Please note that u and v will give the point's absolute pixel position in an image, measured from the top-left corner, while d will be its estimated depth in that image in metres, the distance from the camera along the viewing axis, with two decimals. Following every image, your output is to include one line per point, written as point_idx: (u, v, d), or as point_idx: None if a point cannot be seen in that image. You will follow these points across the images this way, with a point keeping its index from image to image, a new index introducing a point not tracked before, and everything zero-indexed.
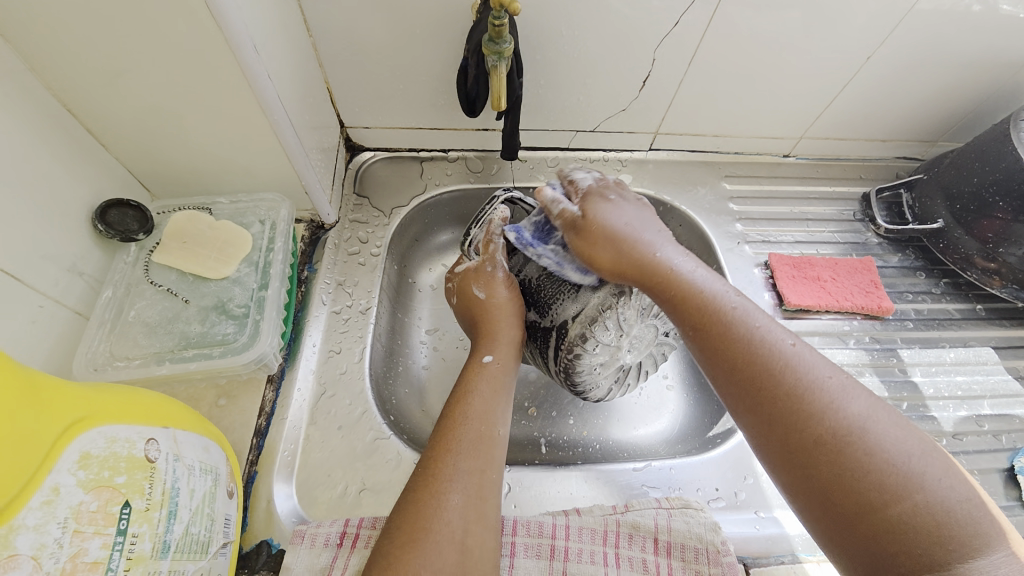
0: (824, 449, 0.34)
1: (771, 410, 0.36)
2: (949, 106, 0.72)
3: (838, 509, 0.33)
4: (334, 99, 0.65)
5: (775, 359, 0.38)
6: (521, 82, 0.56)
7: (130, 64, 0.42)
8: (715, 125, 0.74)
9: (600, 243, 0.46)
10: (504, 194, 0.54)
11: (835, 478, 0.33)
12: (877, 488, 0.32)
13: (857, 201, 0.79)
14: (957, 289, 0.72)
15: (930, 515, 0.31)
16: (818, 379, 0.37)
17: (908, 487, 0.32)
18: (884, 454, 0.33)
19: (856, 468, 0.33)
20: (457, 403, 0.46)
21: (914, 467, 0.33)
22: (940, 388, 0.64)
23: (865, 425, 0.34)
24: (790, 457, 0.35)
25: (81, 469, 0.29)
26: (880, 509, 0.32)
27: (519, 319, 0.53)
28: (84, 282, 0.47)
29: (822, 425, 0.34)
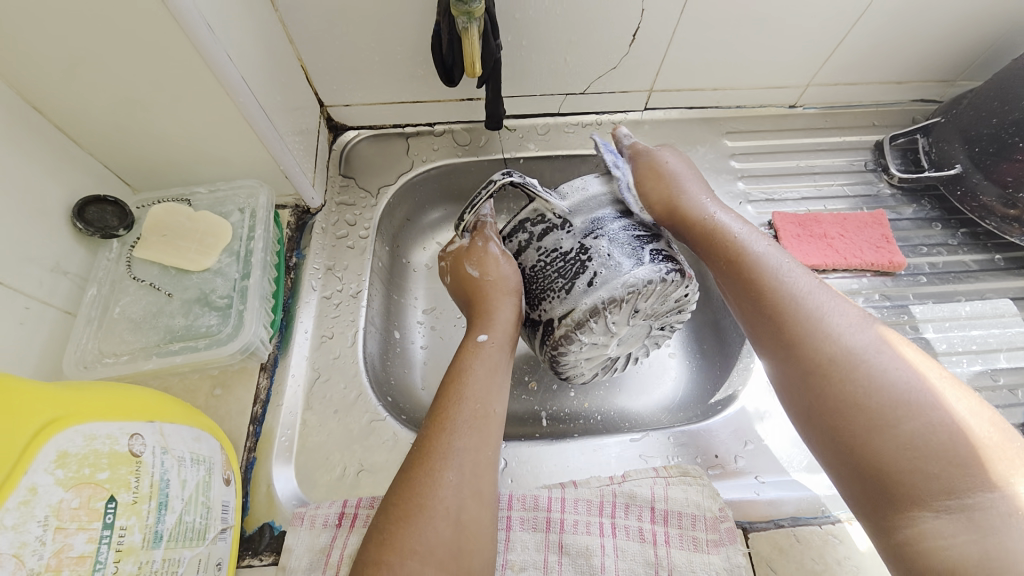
0: (829, 369, 0.37)
1: (788, 336, 0.40)
2: (970, 41, 0.66)
3: (856, 439, 0.35)
4: (309, 77, 0.62)
5: (786, 291, 0.42)
6: (498, 43, 0.53)
7: (86, 56, 0.41)
8: (713, 79, 0.69)
9: (661, 181, 0.53)
10: (499, 179, 0.47)
11: (844, 399, 0.36)
12: (886, 412, 0.34)
13: (869, 150, 0.74)
14: (976, 239, 0.68)
15: (938, 441, 0.32)
16: (827, 310, 0.40)
17: (910, 410, 0.34)
18: (887, 377, 0.35)
19: (858, 388, 0.35)
20: (452, 382, 0.45)
21: (918, 394, 0.34)
22: (954, 344, 0.61)
23: (877, 350, 0.37)
24: (805, 378, 0.38)
25: (59, 468, 0.30)
26: (885, 428, 0.34)
27: (518, 295, 0.51)
28: (70, 281, 0.47)
29: (831, 347, 0.38)
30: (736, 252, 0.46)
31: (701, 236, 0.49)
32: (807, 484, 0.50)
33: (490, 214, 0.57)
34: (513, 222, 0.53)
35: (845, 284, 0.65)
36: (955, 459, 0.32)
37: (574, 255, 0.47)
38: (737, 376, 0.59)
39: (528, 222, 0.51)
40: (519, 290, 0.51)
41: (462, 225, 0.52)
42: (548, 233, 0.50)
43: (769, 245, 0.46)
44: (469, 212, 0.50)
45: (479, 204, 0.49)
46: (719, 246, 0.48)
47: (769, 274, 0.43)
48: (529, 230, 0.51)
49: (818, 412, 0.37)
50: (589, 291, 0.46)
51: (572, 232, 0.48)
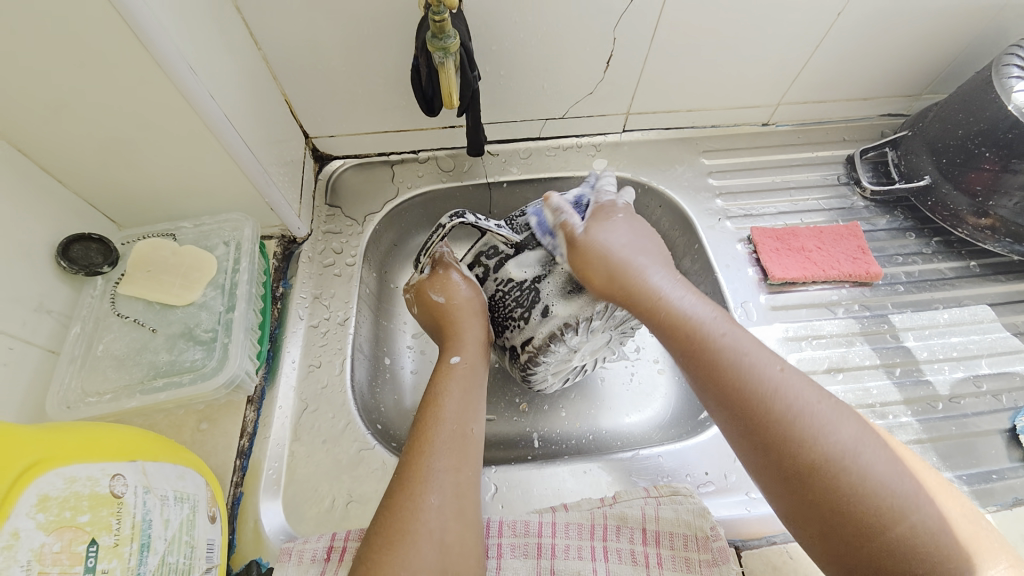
0: (816, 474, 0.36)
1: (768, 436, 0.38)
2: (930, 57, 0.69)
3: (835, 533, 0.35)
4: (294, 111, 0.64)
5: (766, 386, 0.39)
6: (474, 75, 0.54)
7: (71, 99, 0.42)
8: (687, 100, 0.72)
9: (593, 263, 0.47)
10: (446, 222, 0.48)
11: (823, 496, 0.35)
12: (884, 513, 0.34)
13: (842, 163, 0.77)
14: (950, 247, 0.70)
15: (925, 532, 0.33)
16: (809, 406, 0.38)
17: (890, 513, 0.34)
18: (873, 477, 0.35)
19: (847, 492, 0.35)
20: (427, 406, 0.45)
21: (900, 486, 0.35)
22: (935, 351, 0.62)
23: (857, 450, 0.36)
24: (787, 470, 0.37)
25: (40, 511, 0.30)
26: (872, 535, 0.34)
27: (483, 318, 0.53)
28: (53, 320, 0.47)
29: (818, 452, 0.36)
30: (697, 336, 0.43)
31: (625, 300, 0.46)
32: None
33: (447, 247, 0.56)
34: (472, 253, 0.55)
35: (825, 296, 0.66)
36: (922, 550, 0.33)
37: (529, 284, 0.50)
38: None
39: (483, 255, 0.54)
40: (484, 312, 0.53)
41: (421, 265, 0.53)
42: (503, 264, 0.52)
43: (725, 328, 0.43)
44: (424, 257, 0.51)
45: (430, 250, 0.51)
46: (677, 333, 0.44)
47: (734, 368, 0.41)
48: (485, 263, 0.53)
49: (800, 503, 0.36)
50: (543, 317, 0.48)
51: (519, 268, 0.50)
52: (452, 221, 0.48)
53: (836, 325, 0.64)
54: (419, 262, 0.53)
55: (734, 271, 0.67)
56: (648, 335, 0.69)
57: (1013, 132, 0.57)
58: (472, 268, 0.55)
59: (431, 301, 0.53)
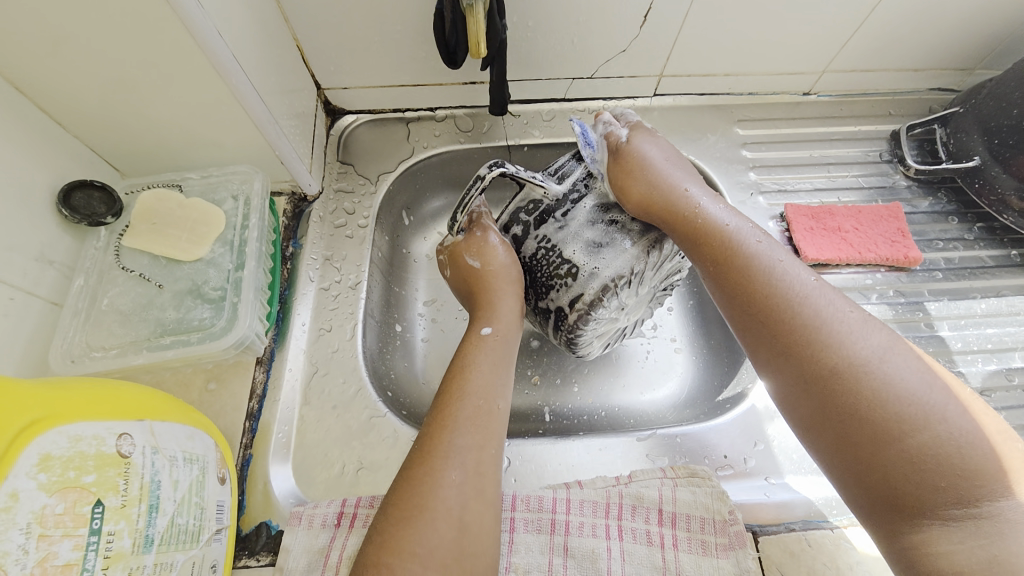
0: (837, 378, 0.35)
1: (787, 339, 0.37)
2: (995, 26, 0.63)
3: (850, 435, 0.34)
4: (305, 58, 0.60)
5: (790, 294, 0.38)
6: (503, 23, 0.50)
7: (66, 32, 0.38)
8: (726, 64, 0.67)
9: (633, 174, 0.48)
10: (488, 174, 0.44)
11: (846, 399, 0.34)
12: (899, 419, 0.32)
13: (885, 140, 0.72)
14: (993, 234, 0.66)
15: (949, 445, 0.31)
16: (835, 314, 0.37)
17: (918, 419, 0.32)
18: (899, 384, 0.33)
19: (870, 397, 0.33)
20: (453, 377, 0.44)
21: (932, 399, 0.33)
22: (968, 342, 0.60)
23: (884, 358, 0.34)
24: (801, 373, 0.36)
25: (42, 471, 0.29)
26: (894, 440, 0.32)
27: (521, 284, 0.50)
28: (55, 270, 0.45)
29: (837, 356, 0.35)
30: (725, 250, 0.42)
31: (660, 209, 0.46)
32: (816, 486, 0.49)
33: (482, 205, 0.54)
34: (506, 214, 0.52)
35: (858, 280, 0.63)
36: (935, 455, 0.31)
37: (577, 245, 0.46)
38: (746, 375, 0.58)
39: (522, 212, 0.50)
40: (518, 280, 0.50)
41: (456, 224, 0.50)
42: (544, 221, 0.48)
43: (760, 239, 0.42)
44: (462, 213, 0.48)
45: (469, 206, 0.47)
46: (709, 243, 0.43)
47: (763, 274, 0.40)
48: (523, 222, 0.50)
49: (813, 407, 0.36)
50: (593, 271, 0.45)
51: (567, 224, 0.47)
52: (492, 173, 0.44)
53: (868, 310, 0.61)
54: (454, 223, 0.50)
55: None
56: (667, 313, 0.66)
57: None
58: (508, 230, 0.52)
59: (466, 265, 0.51)
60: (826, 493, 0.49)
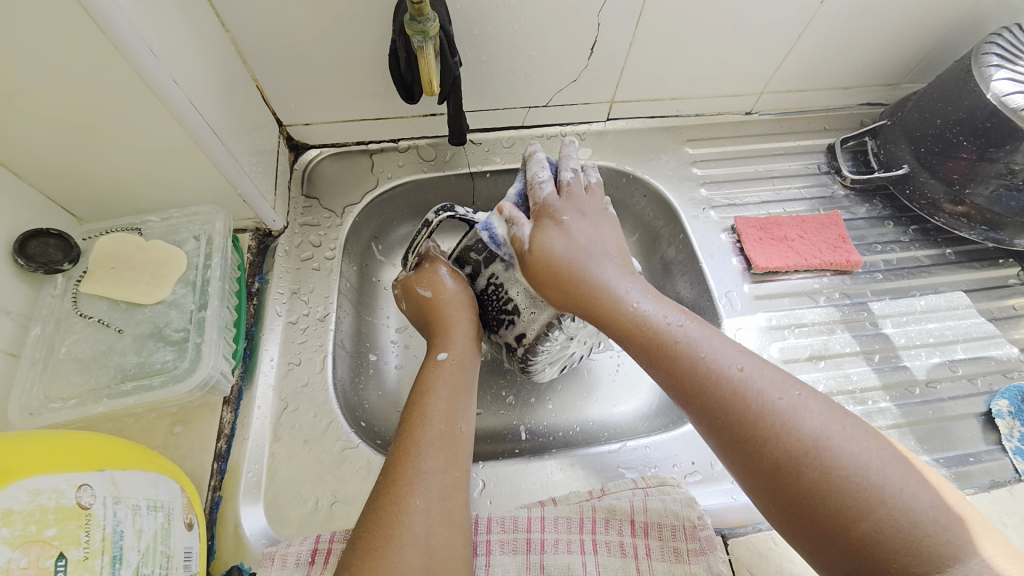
0: (785, 472, 0.35)
1: (735, 437, 0.38)
2: (910, 46, 0.69)
3: (810, 528, 0.34)
4: (266, 97, 0.61)
5: (725, 387, 0.39)
6: (455, 61, 0.53)
7: (20, 84, 0.39)
8: (672, 89, 0.71)
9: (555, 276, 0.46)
10: (434, 218, 0.47)
11: (805, 496, 0.34)
12: (850, 500, 0.33)
13: (823, 152, 0.77)
14: (926, 235, 0.72)
15: (901, 526, 0.32)
16: (769, 403, 0.37)
17: (868, 500, 0.33)
18: (841, 470, 0.34)
19: (818, 486, 0.34)
20: (415, 405, 0.45)
21: (877, 477, 0.34)
22: (912, 337, 0.64)
23: (824, 444, 0.35)
24: (764, 480, 0.36)
25: (3, 527, 0.28)
26: (858, 520, 0.33)
27: (473, 308, 0.53)
28: (9, 321, 0.44)
29: (780, 451, 0.36)
30: (659, 341, 0.42)
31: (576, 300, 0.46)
32: None
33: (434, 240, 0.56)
34: (459, 248, 0.55)
35: (807, 284, 0.67)
36: (861, 505, 0.33)
37: (529, 286, 0.49)
38: None
39: (473, 250, 0.53)
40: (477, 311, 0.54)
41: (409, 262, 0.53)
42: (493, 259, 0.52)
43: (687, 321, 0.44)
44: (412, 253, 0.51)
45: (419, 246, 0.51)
46: (637, 334, 0.44)
47: (691, 366, 0.41)
48: (475, 258, 0.53)
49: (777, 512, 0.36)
50: (533, 313, 0.49)
51: (511, 263, 0.50)
52: (438, 216, 0.48)
53: (818, 313, 0.65)
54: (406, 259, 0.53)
55: (718, 260, 0.68)
56: None
57: (991, 121, 0.58)
58: (461, 264, 0.54)
59: (419, 294, 0.53)
60: None
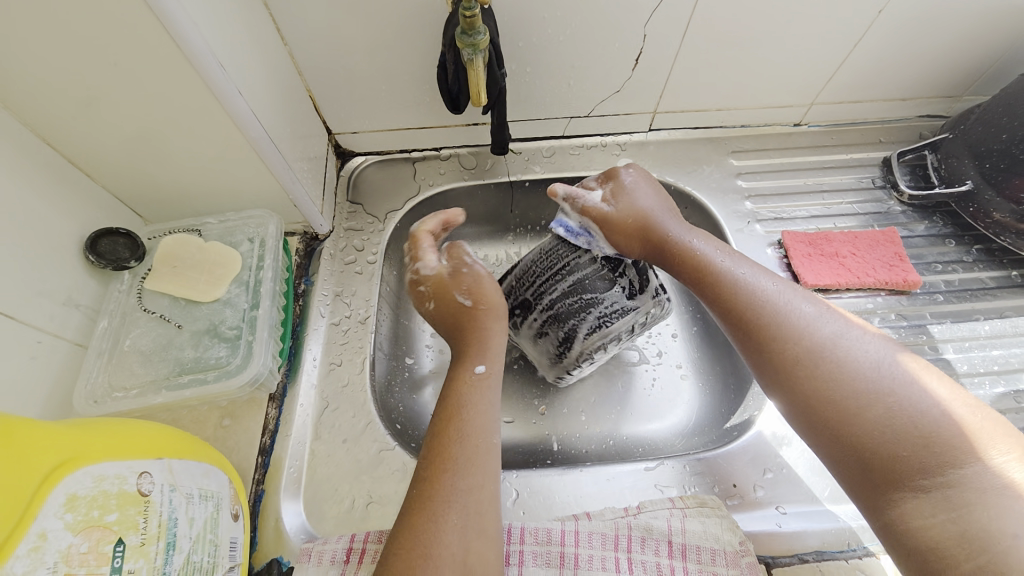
0: (798, 365, 0.43)
1: (754, 335, 0.45)
2: (976, 56, 0.66)
3: (823, 420, 0.41)
4: (318, 107, 0.63)
5: (752, 297, 0.47)
6: (502, 73, 0.53)
7: (103, 93, 0.42)
8: (717, 99, 0.70)
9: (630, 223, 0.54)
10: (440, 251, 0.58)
11: (814, 385, 0.41)
12: (853, 392, 0.40)
13: (877, 166, 0.74)
14: (992, 256, 0.67)
15: (900, 417, 0.38)
16: (789, 316, 0.45)
17: (873, 396, 0.39)
18: (849, 367, 0.41)
19: (826, 378, 0.41)
20: (449, 420, 0.45)
21: (883, 380, 0.40)
22: (975, 364, 0.60)
23: (833, 346, 0.42)
24: (778, 378, 0.43)
25: (69, 511, 0.30)
26: (862, 413, 0.39)
27: (502, 325, 0.52)
28: (81, 313, 0.47)
29: (795, 347, 0.43)
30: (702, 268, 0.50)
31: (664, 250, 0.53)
32: (828, 513, 0.49)
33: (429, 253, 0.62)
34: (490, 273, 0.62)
35: (859, 304, 0.64)
36: (865, 397, 0.40)
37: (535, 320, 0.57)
38: (753, 401, 0.58)
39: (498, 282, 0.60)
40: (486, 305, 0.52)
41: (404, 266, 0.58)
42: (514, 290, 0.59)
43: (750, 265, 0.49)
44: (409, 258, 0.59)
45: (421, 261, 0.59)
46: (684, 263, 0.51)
47: (724, 283, 0.48)
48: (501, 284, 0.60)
49: (808, 416, 0.42)
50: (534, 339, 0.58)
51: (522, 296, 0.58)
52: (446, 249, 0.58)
53: None
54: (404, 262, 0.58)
55: None
56: (671, 338, 0.67)
57: None
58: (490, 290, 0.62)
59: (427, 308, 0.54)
60: (839, 521, 0.48)
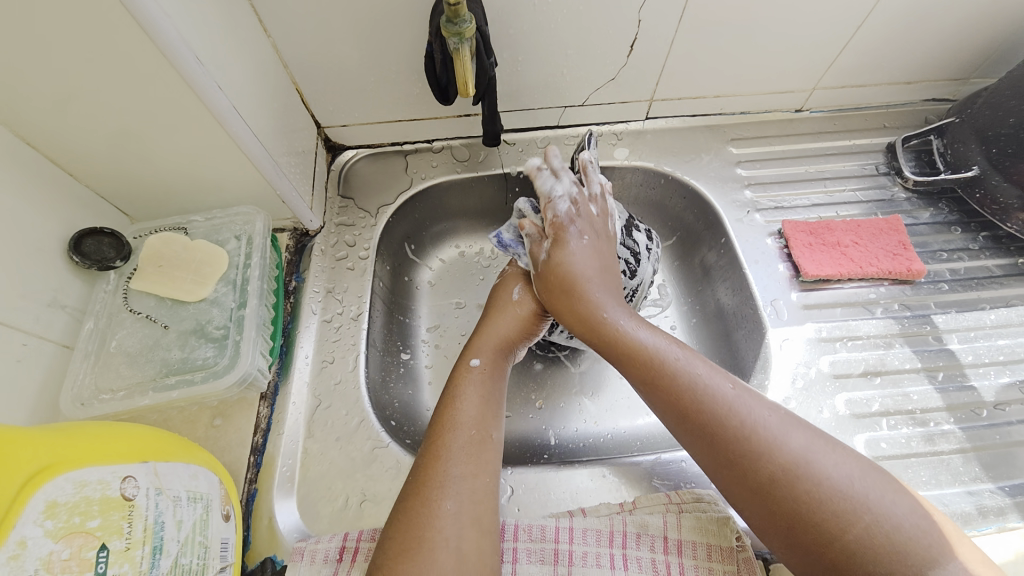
0: (746, 468, 0.37)
1: (701, 431, 0.39)
2: (985, 36, 0.63)
3: (773, 517, 0.36)
4: (306, 100, 0.62)
5: (698, 384, 0.41)
6: (491, 61, 0.52)
7: (78, 90, 0.41)
8: (716, 85, 0.68)
9: (559, 294, 0.49)
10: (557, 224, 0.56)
11: (767, 488, 0.36)
12: (802, 492, 0.35)
13: (882, 151, 0.72)
14: (998, 243, 0.66)
15: (853, 515, 0.34)
16: (735, 405, 0.39)
17: (814, 497, 0.35)
18: (802, 462, 0.36)
19: (779, 479, 0.36)
20: (444, 409, 0.44)
21: (830, 471, 0.36)
22: (980, 354, 0.58)
23: (784, 441, 0.37)
24: (725, 473, 0.38)
25: (48, 518, 0.29)
26: (807, 513, 0.35)
27: (514, 322, 0.53)
28: (67, 314, 0.47)
29: (749, 444, 0.37)
30: (636, 359, 0.44)
31: (588, 331, 0.48)
32: None
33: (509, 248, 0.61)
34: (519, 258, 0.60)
35: (861, 294, 0.62)
36: (809, 496, 0.35)
37: None
38: None
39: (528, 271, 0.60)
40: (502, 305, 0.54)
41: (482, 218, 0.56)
42: None
43: (672, 345, 0.44)
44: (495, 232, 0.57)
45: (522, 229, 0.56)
46: (624, 354, 0.45)
47: (666, 365, 0.43)
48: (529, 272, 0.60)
49: (757, 511, 0.37)
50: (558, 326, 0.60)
51: None
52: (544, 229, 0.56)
53: (873, 325, 0.60)
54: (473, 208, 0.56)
55: (763, 266, 0.64)
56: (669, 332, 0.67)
57: None
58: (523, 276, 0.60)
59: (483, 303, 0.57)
60: None
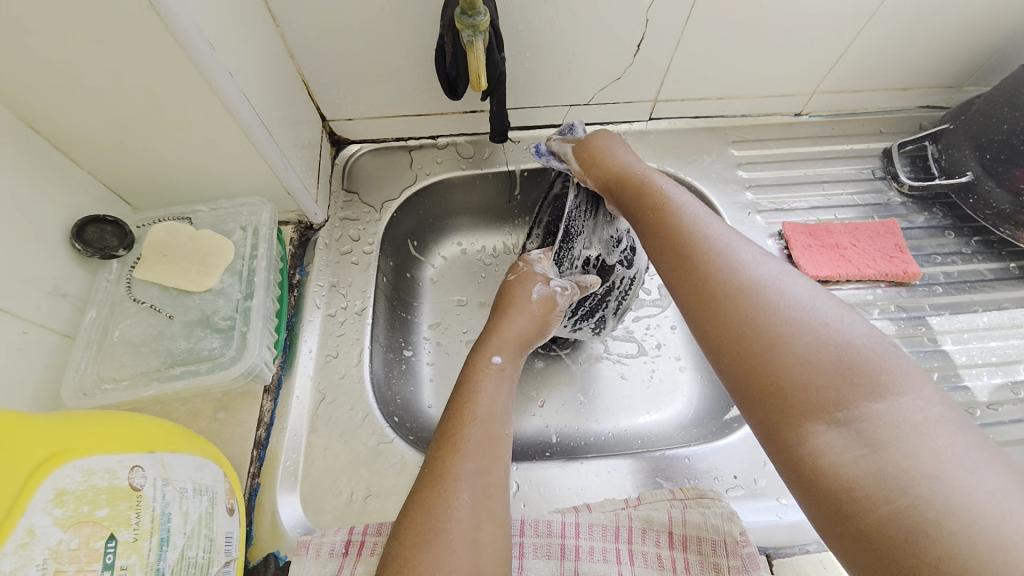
0: (763, 362, 0.33)
1: (720, 310, 0.36)
2: (978, 46, 0.65)
3: (777, 413, 0.32)
4: (311, 92, 0.62)
5: (726, 278, 0.37)
6: (502, 57, 0.52)
7: (86, 74, 0.40)
8: (718, 88, 0.69)
9: (602, 169, 0.52)
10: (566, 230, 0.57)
11: (778, 383, 0.32)
12: (824, 391, 0.31)
13: (878, 157, 0.73)
14: (990, 248, 0.67)
15: (881, 422, 0.29)
16: (766, 295, 0.36)
17: (840, 396, 0.30)
18: (829, 361, 0.31)
19: (796, 372, 0.32)
20: (461, 404, 0.44)
21: (864, 373, 0.31)
22: (973, 356, 0.60)
23: (815, 335, 0.33)
24: (736, 366, 0.34)
25: (57, 506, 0.29)
26: (820, 417, 0.30)
27: (531, 322, 0.55)
28: (68, 303, 0.46)
29: (772, 338, 0.34)
30: (667, 243, 0.42)
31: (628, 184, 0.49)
32: None
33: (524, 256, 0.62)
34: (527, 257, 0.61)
35: (859, 295, 0.64)
36: (831, 396, 0.30)
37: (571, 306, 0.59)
38: None
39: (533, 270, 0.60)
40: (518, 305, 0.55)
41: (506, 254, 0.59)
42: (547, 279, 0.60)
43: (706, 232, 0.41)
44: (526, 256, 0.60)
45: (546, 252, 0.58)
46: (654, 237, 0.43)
47: (699, 252, 0.40)
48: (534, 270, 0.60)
49: (759, 411, 0.33)
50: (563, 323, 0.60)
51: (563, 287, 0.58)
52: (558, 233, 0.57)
53: None
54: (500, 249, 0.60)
55: None
56: (669, 331, 0.67)
57: None
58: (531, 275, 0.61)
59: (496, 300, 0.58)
60: None
